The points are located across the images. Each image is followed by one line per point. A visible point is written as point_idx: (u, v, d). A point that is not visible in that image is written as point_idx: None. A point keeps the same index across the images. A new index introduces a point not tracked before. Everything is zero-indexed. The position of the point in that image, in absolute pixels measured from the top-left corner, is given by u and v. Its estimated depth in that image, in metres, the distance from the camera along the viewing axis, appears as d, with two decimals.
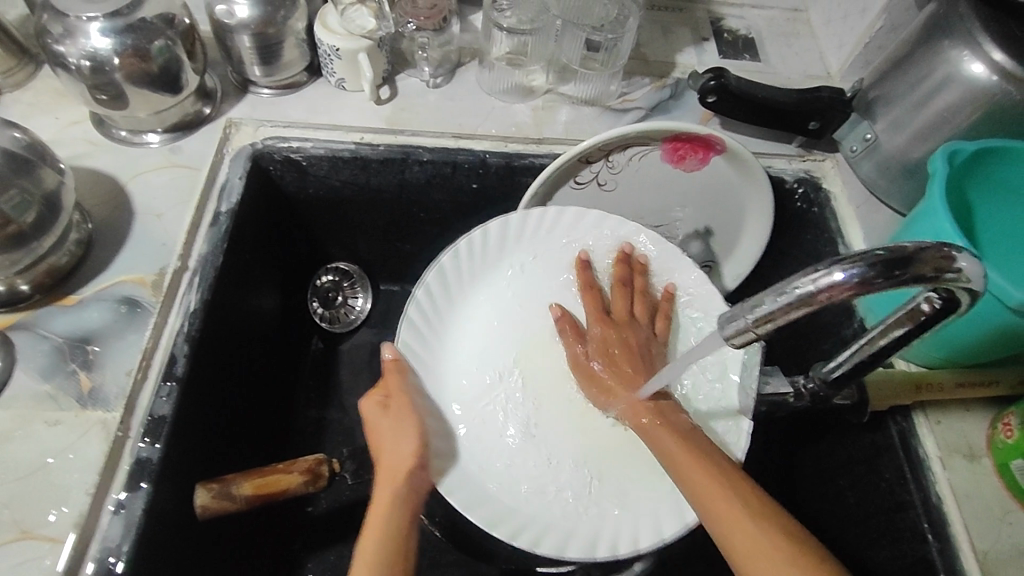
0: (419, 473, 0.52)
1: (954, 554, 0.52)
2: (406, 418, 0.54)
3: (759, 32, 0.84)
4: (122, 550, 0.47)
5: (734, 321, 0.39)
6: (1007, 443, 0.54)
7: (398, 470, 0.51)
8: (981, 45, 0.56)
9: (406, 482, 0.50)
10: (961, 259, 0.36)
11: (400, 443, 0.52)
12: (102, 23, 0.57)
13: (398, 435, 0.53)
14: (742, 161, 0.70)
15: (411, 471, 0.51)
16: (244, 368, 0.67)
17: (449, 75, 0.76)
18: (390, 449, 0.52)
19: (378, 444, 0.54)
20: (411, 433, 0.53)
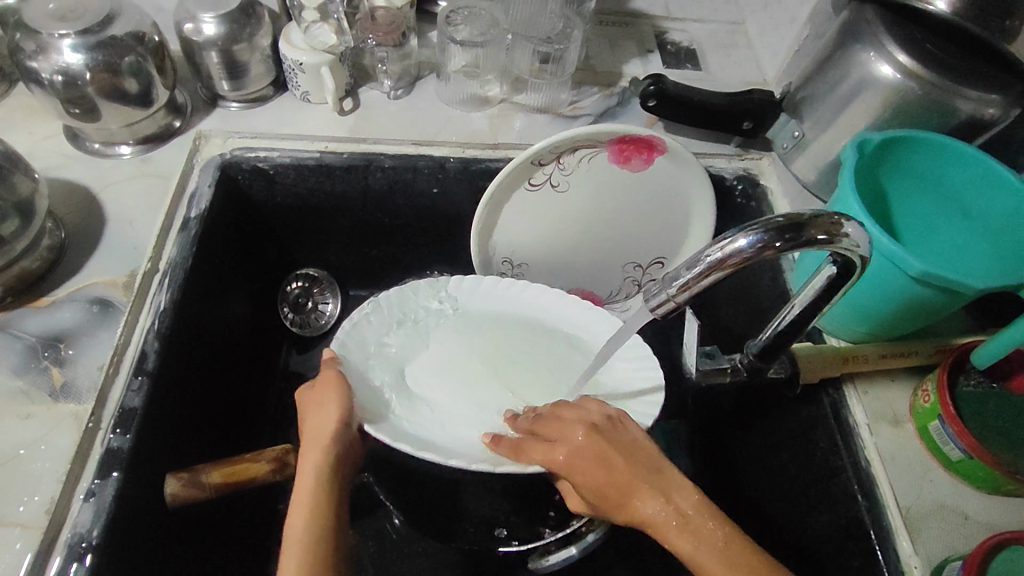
0: (342, 440, 0.52)
1: (880, 511, 0.56)
2: (329, 390, 0.54)
3: (700, 44, 0.90)
4: (92, 534, 0.49)
5: (657, 292, 0.43)
6: (925, 407, 0.59)
7: (321, 440, 0.51)
8: (885, 47, 0.62)
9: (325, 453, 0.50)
10: (848, 226, 0.41)
11: (322, 415, 0.52)
12: (74, 40, 0.61)
13: (320, 404, 0.53)
14: (684, 161, 0.74)
15: (332, 438, 0.51)
16: (214, 368, 0.69)
17: (409, 87, 0.80)
18: (314, 420, 0.53)
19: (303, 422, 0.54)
20: (331, 404, 0.53)
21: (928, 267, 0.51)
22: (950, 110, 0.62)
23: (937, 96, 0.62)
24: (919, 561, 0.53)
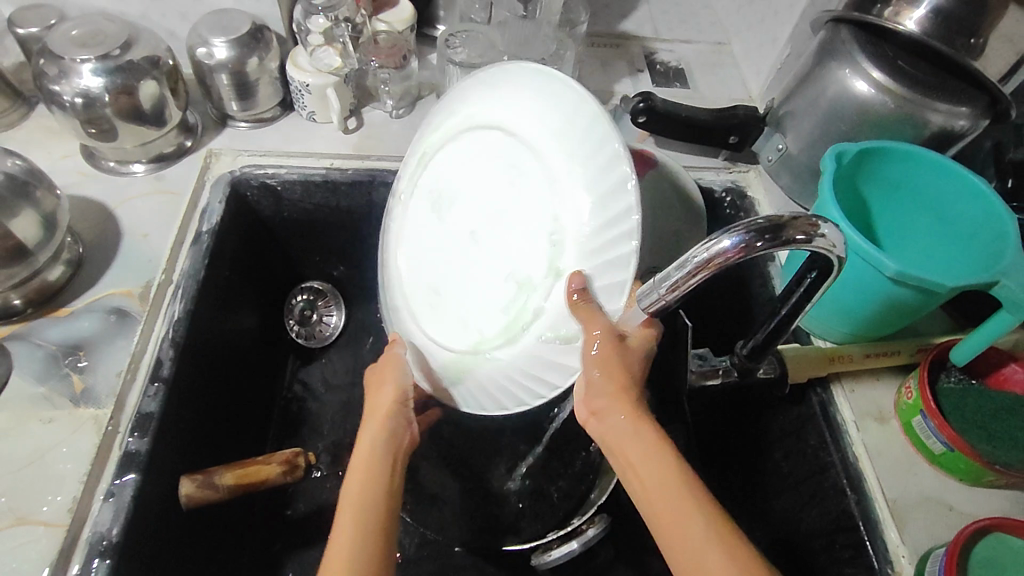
0: (400, 409, 0.57)
1: (868, 504, 0.58)
2: (389, 371, 0.61)
3: (687, 64, 0.95)
4: (112, 533, 0.51)
5: (649, 293, 0.46)
6: (909, 403, 0.61)
7: (381, 409, 0.57)
8: (859, 65, 0.66)
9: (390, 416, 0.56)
10: (824, 227, 0.44)
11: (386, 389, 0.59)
12: (94, 65, 0.64)
13: (383, 381, 0.60)
14: (674, 174, 0.79)
15: (393, 406, 0.57)
16: (225, 378, 0.71)
17: (410, 106, 0.84)
18: (377, 394, 0.59)
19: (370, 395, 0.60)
20: (393, 381, 0.60)
21: (902, 267, 0.54)
22: (922, 121, 0.66)
23: (909, 109, 0.65)
24: (907, 551, 0.55)
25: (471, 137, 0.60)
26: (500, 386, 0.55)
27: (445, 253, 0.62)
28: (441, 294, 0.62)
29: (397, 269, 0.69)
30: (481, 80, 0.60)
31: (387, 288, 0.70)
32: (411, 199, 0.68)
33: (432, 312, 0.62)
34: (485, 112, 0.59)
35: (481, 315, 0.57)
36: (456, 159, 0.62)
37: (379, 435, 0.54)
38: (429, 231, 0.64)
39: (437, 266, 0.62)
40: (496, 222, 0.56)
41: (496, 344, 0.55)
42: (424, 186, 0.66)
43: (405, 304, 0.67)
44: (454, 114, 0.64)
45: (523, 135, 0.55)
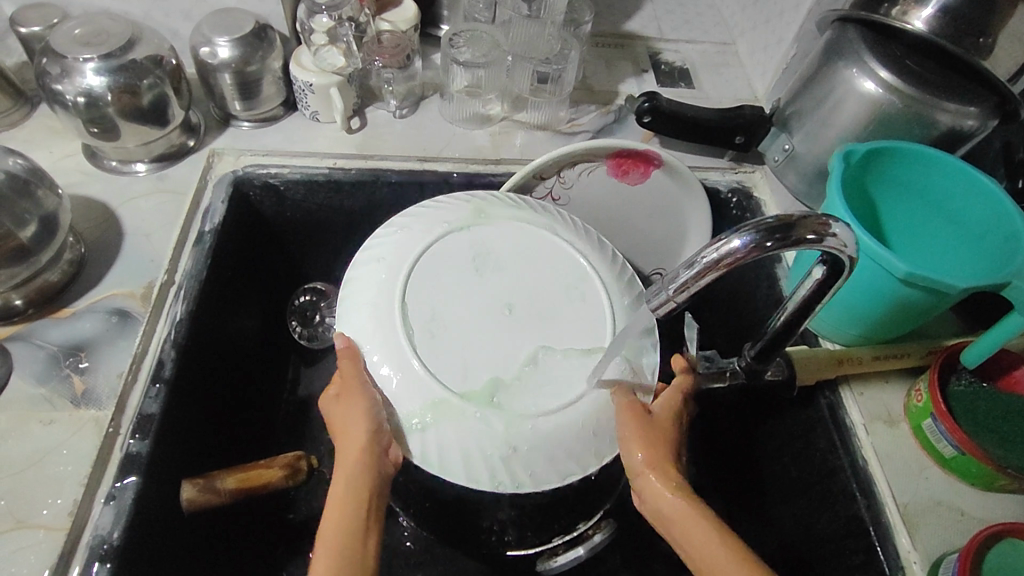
0: (376, 448, 0.51)
1: (878, 508, 0.57)
2: (357, 393, 0.52)
3: (692, 63, 0.94)
4: (113, 536, 0.50)
5: (658, 293, 0.45)
6: (919, 406, 0.60)
7: (353, 452, 0.51)
8: (867, 64, 0.65)
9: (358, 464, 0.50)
10: (835, 226, 0.43)
11: (355, 420, 0.51)
12: (97, 64, 0.64)
13: (348, 408, 0.52)
14: (679, 175, 0.78)
15: (365, 448, 0.50)
16: (226, 380, 0.70)
17: (414, 106, 0.84)
18: (345, 428, 0.52)
19: (338, 424, 0.53)
20: (360, 412, 0.51)
21: (913, 268, 0.53)
22: (931, 121, 0.65)
23: (918, 109, 0.65)
24: (918, 556, 0.55)
25: (537, 232, 0.60)
26: (473, 451, 0.50)
27: (467, 299, 0.55)
28: (439, 333, 0.53)
29: (380, 262, 0.57)
30: (550, 212, 0.63)
31: (363, 295, 0.56)
32: (446, 216, 0.60)
33: (421, 343, 0.52)
34: (560, 227, 0.62)
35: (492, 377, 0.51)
36: (523, 237, 0.59)
37: (354, 478, 0.50)
38: (454, 265, 0.56)
39: (448, 305, 0.54)
40: (550, 319, 0.55)
41: (495, 414, 0.50)
42: (467, 219, 0.59)
43: (376, 315, 0.54)
44: (514, 203, 0.63)
45: (591, 265, 0.59)
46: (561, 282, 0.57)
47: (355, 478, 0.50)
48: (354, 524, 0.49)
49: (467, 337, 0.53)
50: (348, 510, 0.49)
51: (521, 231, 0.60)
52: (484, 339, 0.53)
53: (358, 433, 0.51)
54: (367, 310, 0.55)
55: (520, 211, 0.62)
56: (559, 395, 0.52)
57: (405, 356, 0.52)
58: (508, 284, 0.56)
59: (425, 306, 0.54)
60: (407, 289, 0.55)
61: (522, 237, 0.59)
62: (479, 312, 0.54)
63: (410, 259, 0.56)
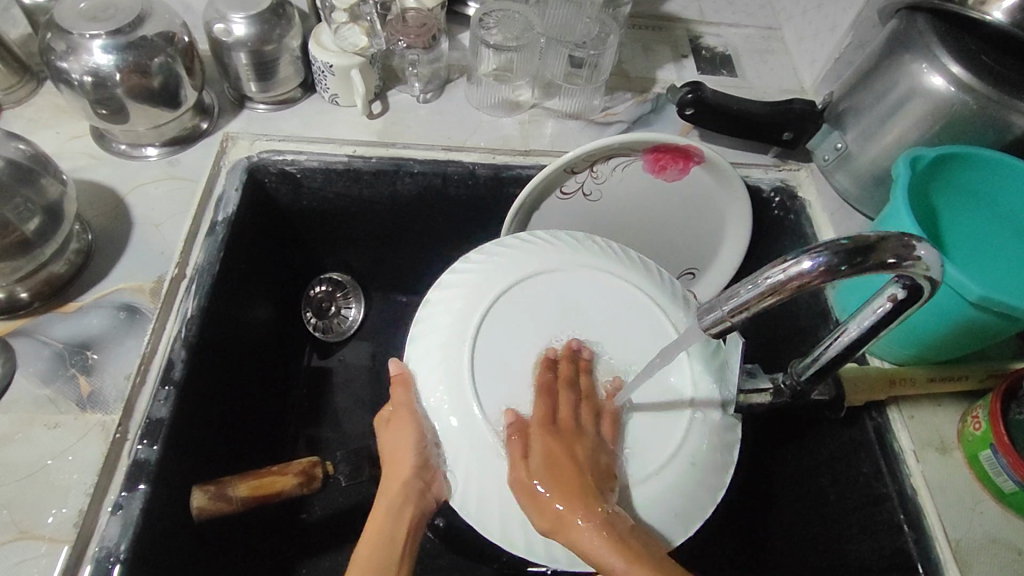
0: (418, 485, 0.49)
1: (928, 543, 0.54)
2: (409, 419, 0.50)
3: (735, 50, 0.88)
4: (120, 549, 0.48)
5: (712, 311, 0.41)
6: (975, 435, 0.56)
7: (395, 485, 0.49)
8: (938, 58, 0.59)
9: (400, 494, 0.49)
10: (919, 249, 0.38)
11: (402, 446, 0.50)
12: (104, 41, 0.60)
13: (400, 432, 0.50)
14: (722, 172, 0.73)
15: (404, 484, 0.49)
16: (239, 376, 0.68)
17: (439, 90, 0.79)
18: (392, 457, 0.50)
19: (385, 449, 0.52)
20: (411, 436, 0.50)
21: (988, 292, 0.48)
22: (1006, 124, 0.59)
23: (992, 111, 0.59)
24: None
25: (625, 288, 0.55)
26: (515, 510, 0.47)
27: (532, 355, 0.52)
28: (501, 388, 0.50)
29: (468, 282, 0.54)
30: (653, 272, 0.58)
31: (440, 309, 0.53)
32: (537, 253, 0.56)
33: (483, 389, 0.50)
34: (650, 284, 0.56)
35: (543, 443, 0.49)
36: (615, 293, 0.55)
37: (391, 508, 0.49)
38: (531, 311, 0.53)
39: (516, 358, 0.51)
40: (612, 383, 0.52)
41: (550, 477, 0.47)
42: (557, 262, 0.56)
43: (444, 340, 0.52)
44: (614, 254, 0.57)
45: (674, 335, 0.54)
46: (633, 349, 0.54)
47: (397, 505, 0.49)
48: (393, 549, 0.49)
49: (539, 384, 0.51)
50: (387, 529, 0.49)
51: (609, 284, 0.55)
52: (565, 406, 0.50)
53: (405, 463, 0.49)
54: (442, 330, 0.52)
55: (619, 265, 0.56)
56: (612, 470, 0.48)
57: (466, 391, 0.49)
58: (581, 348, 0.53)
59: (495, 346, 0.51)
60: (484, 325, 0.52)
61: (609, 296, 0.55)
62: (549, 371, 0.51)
63: (499, 286, 0.53)
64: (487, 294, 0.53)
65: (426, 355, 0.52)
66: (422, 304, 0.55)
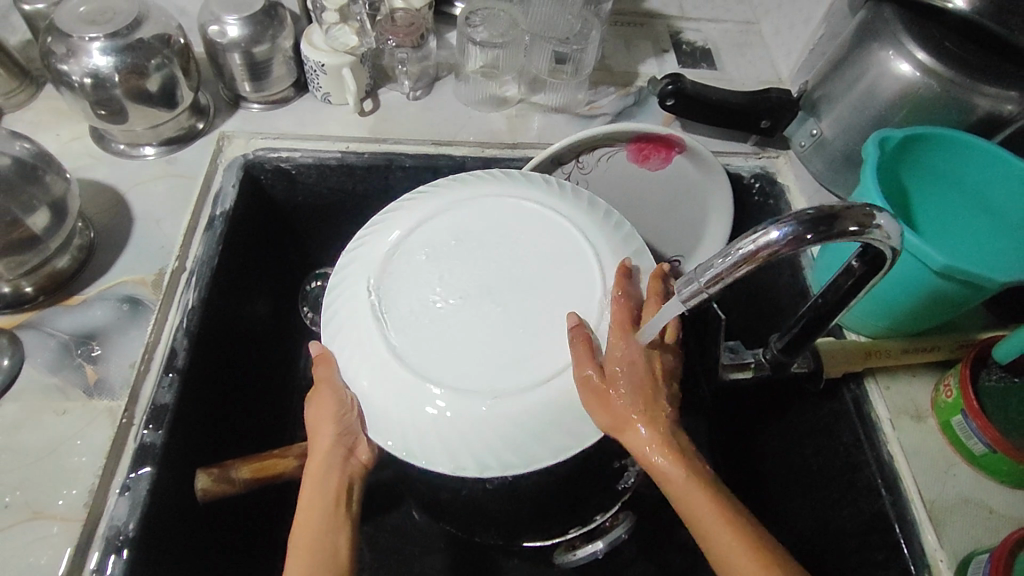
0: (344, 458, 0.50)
1: (904, 505, 0.56)
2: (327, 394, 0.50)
3: (714, 43, 0.91)
4: (129, 528, 0.50)
5: (689, 283, 0.43)
6: (948, 402, 0.58)
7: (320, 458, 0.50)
8: (904, 45, 0.62)
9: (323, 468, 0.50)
10: (880, 218, 0.41)
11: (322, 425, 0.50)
12: (103, 43, 0.62)
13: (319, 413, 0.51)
14: (701, 160, 0.76)
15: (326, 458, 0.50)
16: (239, 364, 0.70)
17: (428, 87, 0.81)
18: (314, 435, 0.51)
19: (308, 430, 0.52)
20: (331, 413, 0.50)
21: (951, 261, 0.51)
22: (969, 106, 0.62)
23: (955, 94, 0.61)
24: (945, 555, 0.54)
25: (527, 209, 0.55)
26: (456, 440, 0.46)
27: (446, 267, 0.51)
28: (411, 304, 0.50)
29: (356, 258, 0.54)
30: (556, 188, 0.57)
31: (345, 278, 0.54)
32: (428, 202, 0.56)
33: (394, 315, 0.49)
34: (544, 195, 0.56)
35: (453, 342, 0.48)
36: (515, 216, 0.54)
37: (315, 484, 0.50)
38: (438, 236, 0.53)
39: (429, 273, 0.51)
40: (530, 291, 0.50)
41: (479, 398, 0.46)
42: (452, 201, 0.55)
43: (353, 284, 0.52)
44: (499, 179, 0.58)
45: (591, 239, 0.53)
46: (547, 252, 0.52)
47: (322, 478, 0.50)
48: (320, 527, 0.49)
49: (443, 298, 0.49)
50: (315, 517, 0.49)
51: (505, 206, 0.55)
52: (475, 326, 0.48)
53: (324, 439, 0.50)
54: (355, 276, 0.53)
55: (498, 190, 0.57)
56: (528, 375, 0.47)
57: (377, 331, 0.49)
58: (492, 268, 0.51)
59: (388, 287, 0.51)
60: (396, 256, 0.52)
61: (508, 210, 0.55)
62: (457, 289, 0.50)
63: (394, 242, 0.53)
64: (384, 245, 0.53)
65: (339, 305, 0.52)
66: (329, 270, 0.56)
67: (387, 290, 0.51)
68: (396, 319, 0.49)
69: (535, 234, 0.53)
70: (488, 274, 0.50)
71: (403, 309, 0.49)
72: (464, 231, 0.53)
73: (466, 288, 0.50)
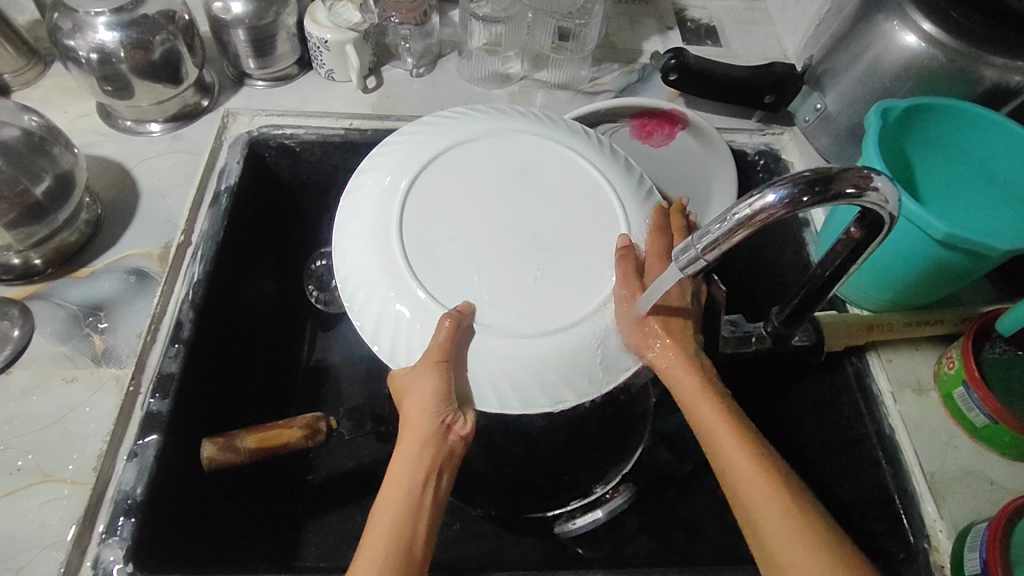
0: (443, 432, 0.47)
1: (905, 477, 0.56)
2: (423, 373, 0.46)
3: (720, 20, 0.90)
4: (136, 492, 0.51)
5: (687, 251, 0.44)
6: (950, 374, 0.58)
7: (425, 427, 0.47)
8: (910, 16, 0.61)
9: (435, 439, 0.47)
10: (878, 180, 0.41)
11: (421, 402, 0.46)
12: (108, 18, 0.62)
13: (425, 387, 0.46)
14: (705, 137, 0.76)
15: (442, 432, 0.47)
16: (242, 327, 0.70)
17: (431, 65, 0.81)
18: (412, 403, 0.47)
19: (403, 396, 0.48)
20: (431, 390, 0.46)
21: (953, 230, 0.50)
22: (976, 77, 0.61)
23: (962, 65, 0.61)
24: (944, 525, 0.54)
25: (558, 151, 0.55)
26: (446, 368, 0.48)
27: (471, 200, 0.51)
28: (429, 227, 0.50)
29: (385, 166, 0.54)
30: (593, 140, 0.57)
31: (372, 184, 0.54)
32: (466, 125, 0.55)
33: (410, 232, 0.50)
34: (580, 144, 0.56)
35: (465, 280, 0.49)
36: (544, 155, 0.54)
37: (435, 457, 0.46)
38: (470, 165, 0.53)
39: (452, 209, 0.51)
40: (545, 231, 0.50)
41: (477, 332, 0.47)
42: (485, 131, 0.55)
43: (377, 194, 0.53)
44: (551, 124, 0.57)
45: (613, 193, 0.53)
46: (569, 198, 0.52)
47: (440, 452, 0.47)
48: (407, 505, 0.45)
49: (461, 233, 0.50)
50: (403, 496, 0.45)
51: (537, 145, 0.55)
52: (488, 262, 0.49)
53: (423, 412, 0.47)
54: (381, 183, 0.53)
55: (537, 126, 0.57)
56: (535, 318, 0.48)
57: (395, 245, 0.50)
58: (512, 206, 0.51)
59: (410, 207, 0.51)
60: (425, 173, 0.53)
61: (547, 154, 0.55)
62: (475, 225, 0.50)
63: (425, 159, 0.53)
64: (413, 160, 0.53)
65: (360, 202, 0.53)
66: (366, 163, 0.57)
67: (411, 213, 0.51)
68: (413, 241, 0.50)
69: (563, 180, 0.53)
70: (510, 209, 0.51)
71: (422, 237, 0.50)
72: (490, 165, 0.53)
73: (487, 224, 0.50)
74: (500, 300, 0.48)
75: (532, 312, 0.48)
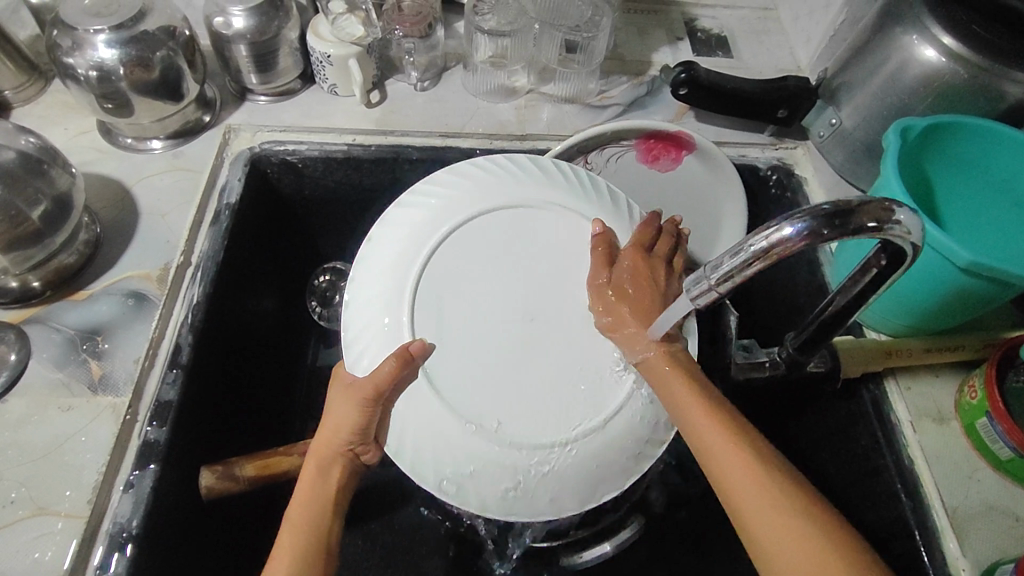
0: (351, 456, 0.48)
1: (924, 510, 0.54)
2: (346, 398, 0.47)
3: (731, 30, 0.88)
4: (132, 525, 0.50)
5: (699, 282, 0.42)
6: (972, 404, 0.56)
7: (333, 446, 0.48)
8: (929, 29, 0.59)
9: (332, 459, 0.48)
10: (899, 214, 0.39)
11: (338, 425, 0.47)
12: (107, 36, 0.61)
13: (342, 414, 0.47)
14: (711, 157, 0.73)
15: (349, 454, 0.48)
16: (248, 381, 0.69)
17: (435, 78, 0.80)
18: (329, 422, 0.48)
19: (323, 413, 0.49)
20: (349, 419, 0.47)
21: (978, 258, 0.48)
22: (998, 93, 0.59)
23: (984, 80, 0.58)
24: (967, 564, 0.52)
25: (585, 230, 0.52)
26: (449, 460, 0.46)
27: (491, 289, 0.50)
28: (439, 312, 0.49)
29: (402, 232, 0.51)
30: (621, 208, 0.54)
31: (382, 248, 0.51)
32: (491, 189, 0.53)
33: (422, 313, 0.49)
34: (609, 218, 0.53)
35: (475, 382, 0.47)
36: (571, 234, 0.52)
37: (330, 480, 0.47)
38: (489, 245, 0.51)
39: (467, 297, 0.50)
40: (565, 328, 0.49)
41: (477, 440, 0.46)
42: (512, 199, 0.53)
43: (388, 261, 0.51)
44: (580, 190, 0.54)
45: None
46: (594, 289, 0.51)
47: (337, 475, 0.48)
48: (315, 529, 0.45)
49: (479, 324, 0.49)
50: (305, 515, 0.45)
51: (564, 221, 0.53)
52: (508, 362, 0.48)
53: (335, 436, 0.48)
54: (393, 250, 0.51)
55: (566, 194, 0.54)
56: (551, 425, 0.47)
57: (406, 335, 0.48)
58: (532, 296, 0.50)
59: (422, 289, 0.49)
60: (435, 251, 0.50)
61: (572, 233, 0.52)
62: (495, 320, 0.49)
63: (444, 232, 0.51)
64: (432, 232, 0.51)
65: (369, 276, 0.51)
66: (377, 225, 0.54)
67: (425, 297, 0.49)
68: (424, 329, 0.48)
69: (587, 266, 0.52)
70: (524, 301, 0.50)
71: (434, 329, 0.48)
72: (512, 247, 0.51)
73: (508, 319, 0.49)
74: (512, 407, 0.47)
75: (544, 414, 0.47)
